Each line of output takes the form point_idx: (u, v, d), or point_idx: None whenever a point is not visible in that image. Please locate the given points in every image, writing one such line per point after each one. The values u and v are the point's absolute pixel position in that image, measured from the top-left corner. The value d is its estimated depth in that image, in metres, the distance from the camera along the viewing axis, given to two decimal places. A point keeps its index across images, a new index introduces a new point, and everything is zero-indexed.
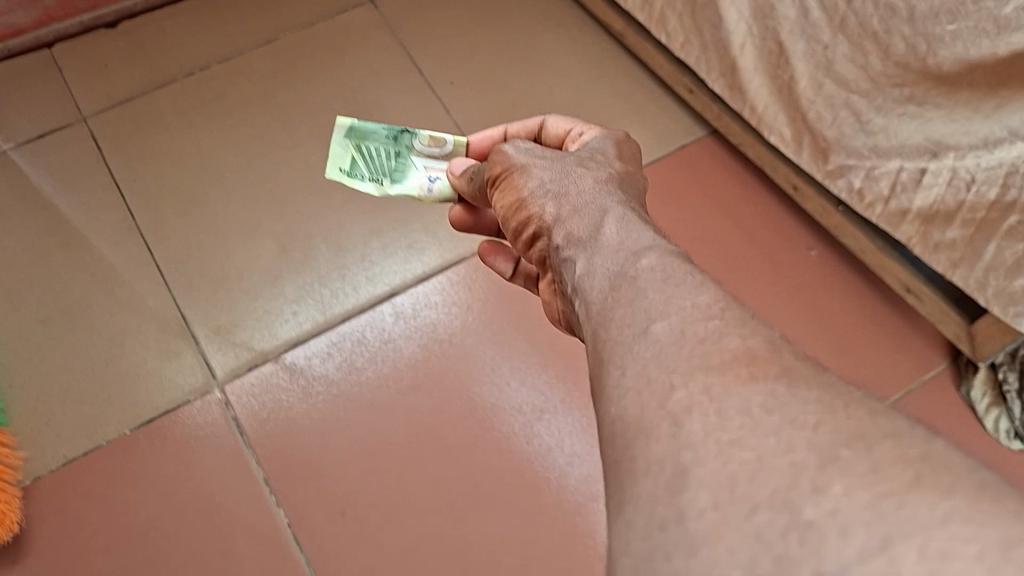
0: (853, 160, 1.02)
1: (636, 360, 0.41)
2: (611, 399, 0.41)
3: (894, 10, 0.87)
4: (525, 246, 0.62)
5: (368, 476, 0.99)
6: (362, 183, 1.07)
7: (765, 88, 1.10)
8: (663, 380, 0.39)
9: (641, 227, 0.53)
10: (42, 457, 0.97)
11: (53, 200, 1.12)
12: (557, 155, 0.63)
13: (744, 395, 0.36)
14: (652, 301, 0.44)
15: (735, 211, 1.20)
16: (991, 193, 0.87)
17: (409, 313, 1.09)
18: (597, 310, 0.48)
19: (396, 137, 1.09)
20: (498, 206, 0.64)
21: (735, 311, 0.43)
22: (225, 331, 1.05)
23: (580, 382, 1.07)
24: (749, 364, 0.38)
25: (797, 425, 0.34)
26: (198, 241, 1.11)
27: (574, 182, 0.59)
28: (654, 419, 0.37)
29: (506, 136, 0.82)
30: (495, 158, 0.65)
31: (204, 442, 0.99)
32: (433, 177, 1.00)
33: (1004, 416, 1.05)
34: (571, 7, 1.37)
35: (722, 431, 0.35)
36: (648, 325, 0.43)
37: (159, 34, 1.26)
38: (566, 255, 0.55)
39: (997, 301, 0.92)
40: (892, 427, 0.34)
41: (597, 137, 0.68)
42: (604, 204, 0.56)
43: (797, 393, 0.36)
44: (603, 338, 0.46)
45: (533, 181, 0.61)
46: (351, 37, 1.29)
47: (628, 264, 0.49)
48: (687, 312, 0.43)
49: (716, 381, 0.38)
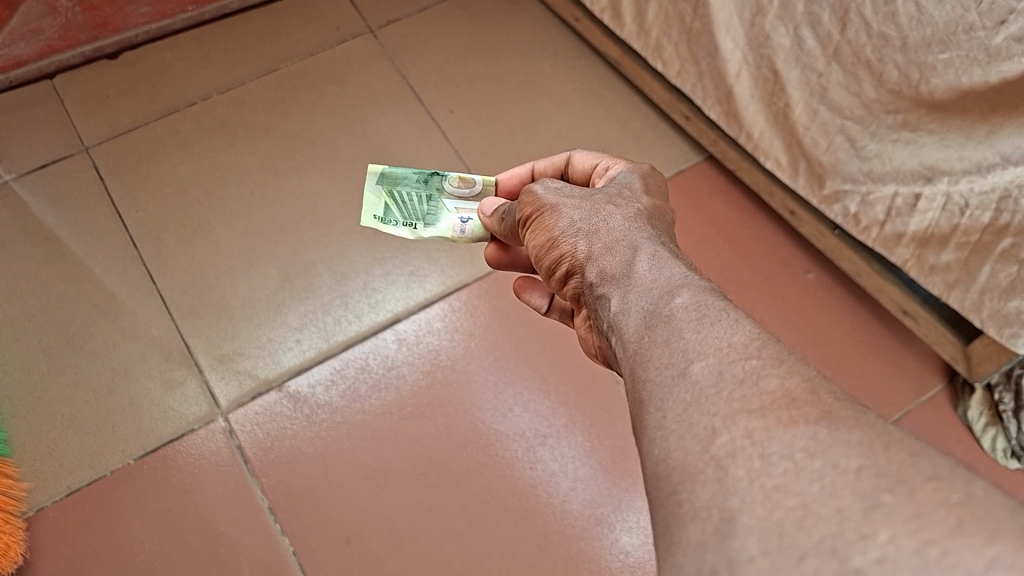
0: (849, 185, 1.03)
1: (677, 402, 0.42)
2: (653, 440, 0.42)
3: (887, 39, 0.89)
4: (559, 283, 0.64)
5: (373, 505, 0.99)
6: (395, 229, 1.00)
7: (761, 114, 1.11)
8: (704, 424, 0.40)
9: (673, 263, 0.55)
10: (45, 488, 0.97)
11: (56, 231, 1.13)
12: (586, 193, 0.65)
13: (788, 439, 0.36)
14: (689, 341, 0.45)
15: (734, 235, 1.22)
16: (985, 216, 0.88)
17: (412, 339, 1.10)
18: (634, 348, 0.50)
19: (427, 180, 1.03)
20: (530, 245, 0.65)
21: (772, 349, 0.43)
22: (228, 359, 1.06)
23: (580, 406, 1.08)
24: (789, 408, 0.38)
25: (840, 470, 0.34)
26: (200, 269, 1.12)
27: (605, 220, 0.61)
28: (697, 464, 0.38)
29: (534, 173, 0.84)
30: (525, 198, 0.66)
31: (209, 471, 0.99)
32: (466, 218, 0.94)
33: (1000, 435, 1.05)
34: (568, 36, 1.40)
35: (767, 477, 0.35)
36: (687, 367, 0.44)
37: (160, 65, 1.27)
38: (601, 292, 0.57)
39: (993, 322, 0.93)
40: (934, 469, 0.33)
41: (624, 171, 0.70)
42: (635, 241, 0.58)
43: (839, 437, 0.36)
44: (642, 378, 0.47)
45: (564, 219, 0.62)
46: (351, 66, 1.31)
47: (662, 303, 0.50)
48: (724, 353, 0.43)
49: (758, 425, 0.38)
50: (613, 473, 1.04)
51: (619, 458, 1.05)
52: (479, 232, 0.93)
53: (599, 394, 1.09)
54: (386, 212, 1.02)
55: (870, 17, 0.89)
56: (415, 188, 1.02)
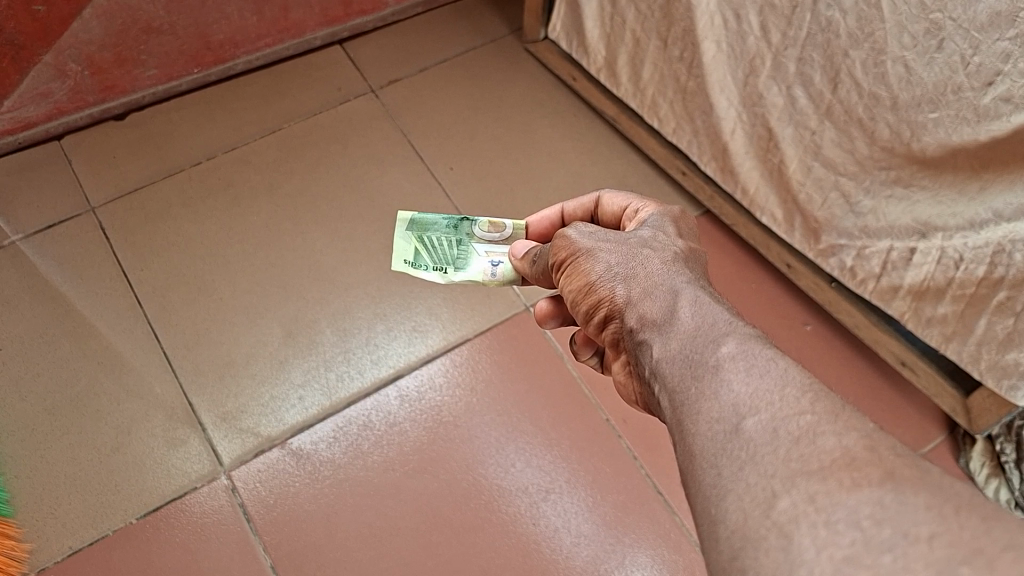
0: (844, 240, 1.05)
1: (732, 461, 0.43)
2: (708, 498, 0.43)
3: (878, 99, 0.91)
4: (596, 328, 0.65)
5: (377, 562, 0.99)
6: (426, 274, 0.99)
7: (756, 171, 1.14)
8: (763, 486, 0.41)
9: (715, 307, 0.56)
10: (46, 548, 0.96)
11: (63, 289, 1.14)
12: (621, 237, 0.66)
13: (852, 504, 0.37)
14: (740, 394, 0.46)
15: (731, 288, 1.23)
16: (978, 270, 0.90)
17: (413, 396, 1.11)
18: (679, 397, 0.50)
19: (456, 224, 1.04)
20: (565, 288, 0.66)
21: (826, 402, 0.44)
22: (232, 417, 1.06)
23: (581, 461, 1.08)
24: (851, 469, 0.39)
25: (911, 538, 0.35)
26: (204, 326, 1.13)
27: (642, 264, 0.62)
28: (759, 528, 0.39)
29: (563, 215, 0.86)
30: (559, 243, 0.67)
31: (211, 529, 0.99)
32: (496, 263, 0.98)
33: (1004, 486, 1.05)
34: (564, 93, 1.42)
35: (834, 547, 0.36)
36: (740, 424, 0.45)
37: (166, 126, 1.30)
38: (642, 337, 0.57)
39: (992, 374, 0.94)
40: (1009, 537, 0.34)
41: (654, 214, 0.71)
42: (674, 285, 0.59)
43: (906, 501, 0.37)
44: (690, 432, 0.47)
45: (600, 264, 0.63)
46: (353, 125, 1.34)
47: (708, 351, 0.51)
48: (777, 408, 0.44)
49: (820, 490, 0.39)
50: (616, 528, 1.04)
51: (621, 513, 1.05)
52: (509, 275, 0.98)
53: (599, 449, 1.09)
54: (417, 256, 1.02)
55: (861, 78, 0.91)
56: (444, 232, 1.03)
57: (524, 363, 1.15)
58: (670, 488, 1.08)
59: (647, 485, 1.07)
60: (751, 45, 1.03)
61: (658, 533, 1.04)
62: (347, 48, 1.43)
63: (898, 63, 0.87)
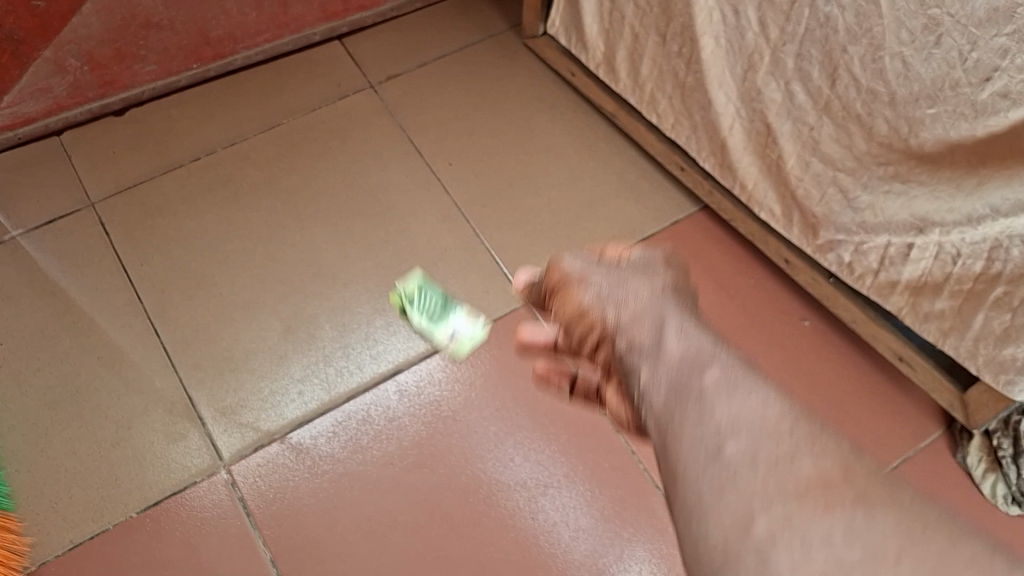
0: (842, 235, 1.05)
1: (712, 480, 0.47)
2: (693, 516, 0.47)
3: (876, 95, 0.91)
4: (590, 353, 0.66)
5: (376, 556, 0.99)
6: None
7: (755, 167, 1.14)
8: (742, 504, 0.45)
9: (701, 334, 0.57)
10: (47, 543, 0.96)
11: (63, 284, 1.14)
12: (613, 263, 0.67)
13: (828, 527, 0.43)
14: (721, 419, 0.49)
15: (729, 285, 1.24)
16: (976, 266, 0.91)
17: (413, 390, 1.11)
18: (664, 424, 0.52)
19: None
20: (559, 314, 0.67)
21: (804, 425, 0.49)
22: (231, 412, 1.07)
23: (579, 455, 1.08)
24: (825, 489, 0.45)
25: None
26: (203, 321, 1.13)
27: (632, 288, 0.63)
28: None
29: None
30: (553, 269, 0.68)
31: (211, 523, 0.99)
32: None
33: (1000, 481, 1.07)
34: (563, 89, 1.43)
35: None
36: (720, 446, 0.48)
37: (166, 121, 1.30)
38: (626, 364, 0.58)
39: (989, 369, 0.94)
40: None
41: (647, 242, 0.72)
42: (662, 311, 0.60)
43: (874, 523, 0.43)
44: (676, 458, 0.49)
45: (590, 289, 0.64)
46: (353, 121, 1.34)
47: (692, 380, 0.52)
48: (756, 428, 0.48)
49: (794, 510, 0.44)
50: (614, 522, 1.04)
51: (619, 507, 1.06)
52: None
53: (598, 443, 1.10)
54: None
55: (859, 74, 0.92)
56: None
57: (522, 358, 1.15)
58: (668, 483, 1.08)
59: (645, 480, 1.08)
60: (749, 41, 1.03)
61: (657, 527, 1.05)
62: (347, 44, 1.43)
63: (896, 59, 0.87)
